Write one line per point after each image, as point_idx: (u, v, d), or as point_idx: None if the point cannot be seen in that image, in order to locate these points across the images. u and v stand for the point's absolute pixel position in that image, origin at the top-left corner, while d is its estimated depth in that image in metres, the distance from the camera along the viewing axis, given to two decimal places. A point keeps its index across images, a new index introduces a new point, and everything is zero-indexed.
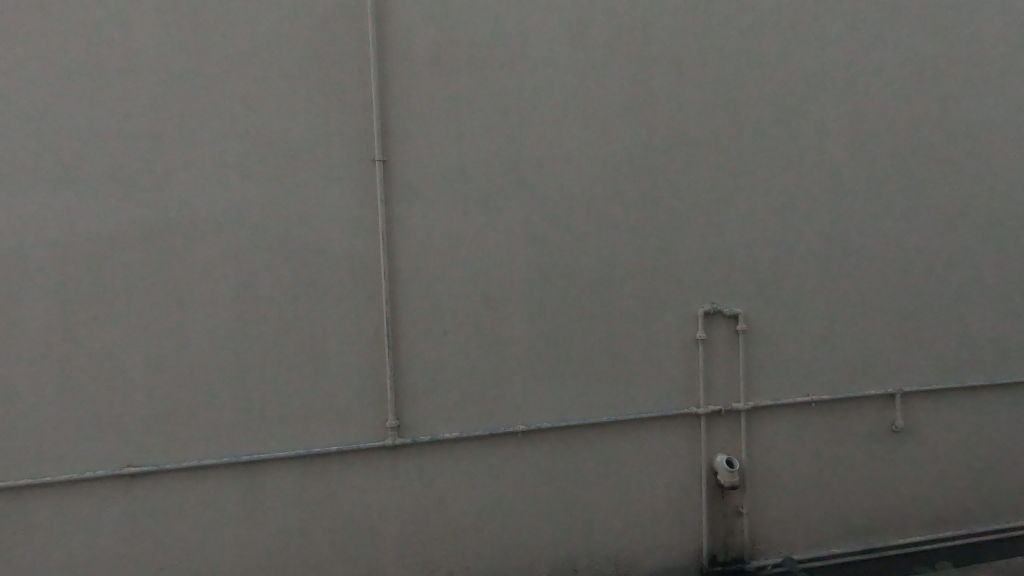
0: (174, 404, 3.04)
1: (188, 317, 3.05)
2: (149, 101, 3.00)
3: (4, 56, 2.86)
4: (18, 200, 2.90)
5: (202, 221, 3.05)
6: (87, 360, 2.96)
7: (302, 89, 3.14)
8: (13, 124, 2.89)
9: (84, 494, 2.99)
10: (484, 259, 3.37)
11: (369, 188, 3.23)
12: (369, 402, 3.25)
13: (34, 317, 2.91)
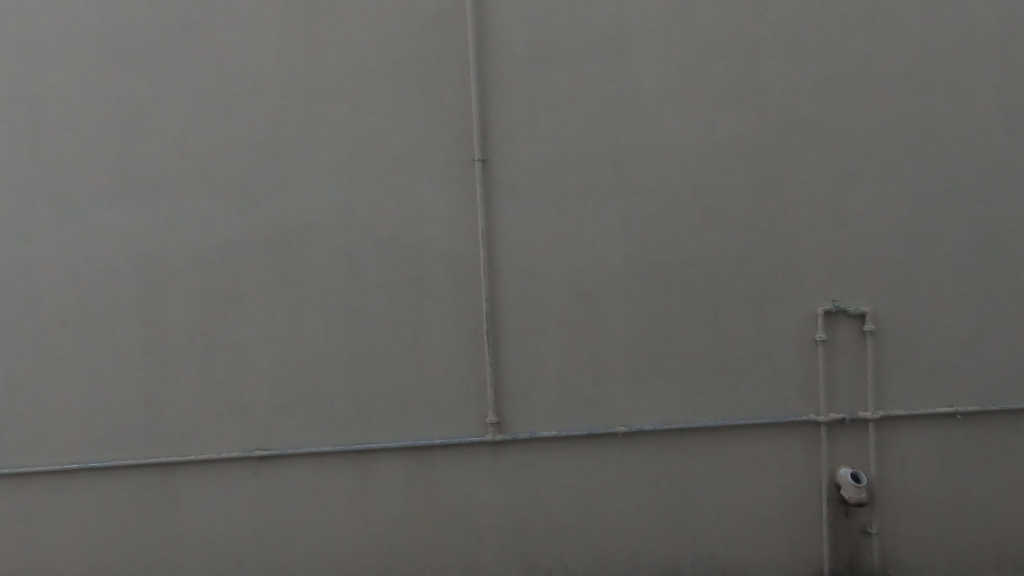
0: (294, 394, 3.27)
1: (306, 313, 3.26)
2: (271, 114, 3.23)
3: (154, 83, 3.23)
4: (166, 210, 3.24)
5: (318, 223, 3.25)
6: (223, 352, 3.26)
7: (406, 95, 3.24)
8: (161, 142, 3.24)
9: (221, 473, 3.30)
10: (584, 257, 3.30)
11: (469, 187, 3.27)
12: (470, 398, 3.30)
13: (179, 313, 3.26)
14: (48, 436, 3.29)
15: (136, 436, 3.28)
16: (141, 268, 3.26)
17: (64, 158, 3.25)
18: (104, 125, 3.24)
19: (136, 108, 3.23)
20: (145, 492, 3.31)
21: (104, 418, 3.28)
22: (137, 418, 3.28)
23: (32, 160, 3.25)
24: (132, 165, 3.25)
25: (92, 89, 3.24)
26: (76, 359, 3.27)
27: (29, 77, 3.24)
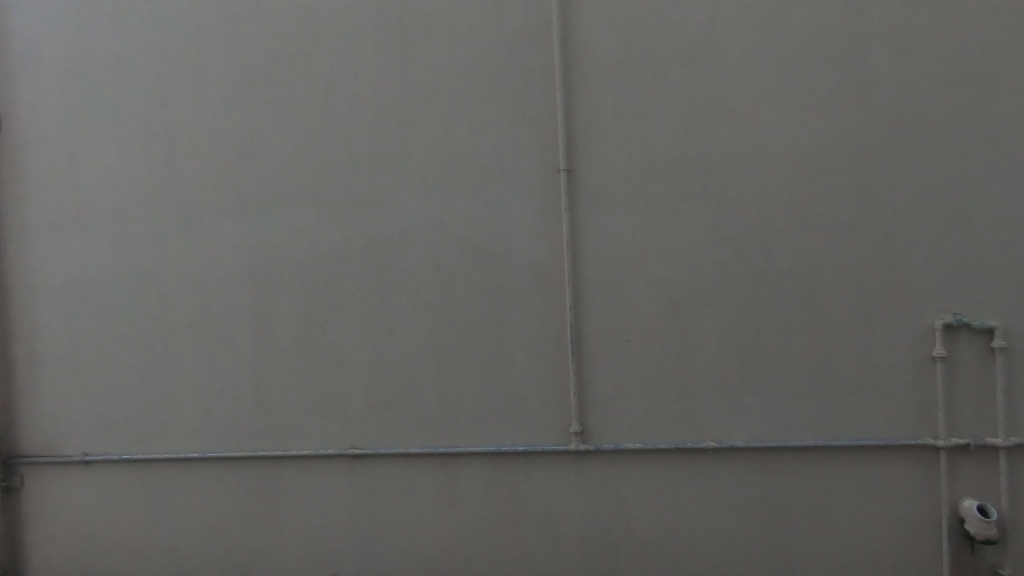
0: (386, 397, 3.43)
1: (398, 320, 3.41)
2: (369, 131, 3.43)
3: (265, 104, 3.49)
4: (273, 222, 3.49)
5: (410, 233, 3.40)
6: (322, 355, 3.47)
7: (493, 108, 3.34)
8: (270, 158, 3.49)
9: (319, 470, 3.48)
10: (671, 266, 3.22)
11: (554, 196, 3.30)
12: (554, 406, 3.31)
13: (285, 317, 3.49)
14: (169, 429, 3.58)
15: (244, 432, 3.52)
16: (250, 276, 3.51)
17: (186, 176, 3.55)
18: (221, 144, 3.53)
19: (250, 129, 3.50)
20: (251, 485, 3.53)
21: (217, 414, 3.54)
22: (245, 415, 3.52)
23: (160, 179, 3.57)
24: (245, 181, 3.51)
25: (212, 112, 3.53)
26: (195, 360, 3.55)
27: (160, 103, 3.57)
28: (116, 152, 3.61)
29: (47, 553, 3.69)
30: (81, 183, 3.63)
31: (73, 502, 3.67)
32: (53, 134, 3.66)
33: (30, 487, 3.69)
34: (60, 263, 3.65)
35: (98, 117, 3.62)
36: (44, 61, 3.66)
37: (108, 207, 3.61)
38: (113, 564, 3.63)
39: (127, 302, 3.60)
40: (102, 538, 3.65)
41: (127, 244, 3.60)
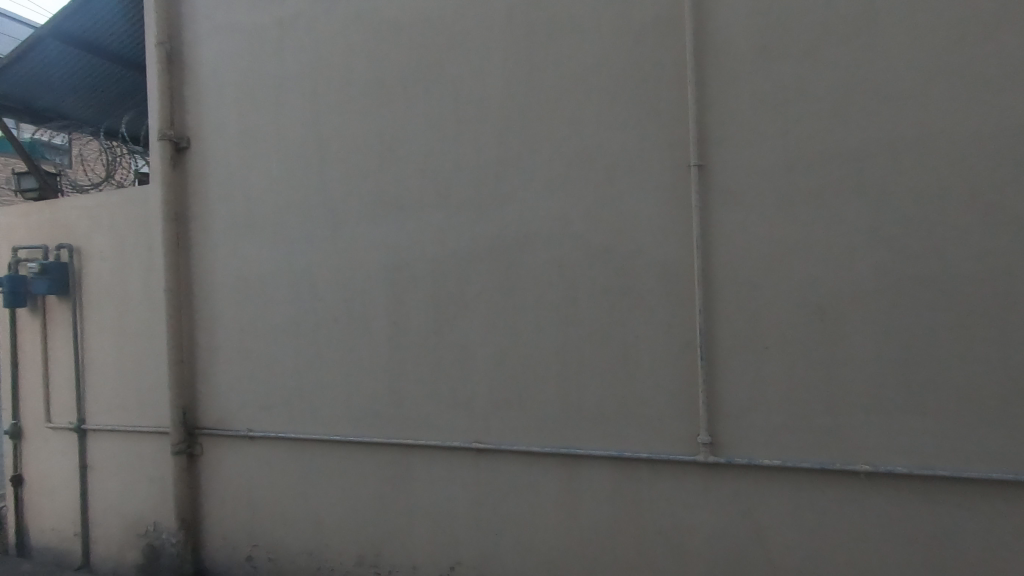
0: (509, 394, 3.50)
1: (521, 319, 3.47)
2: (496, 134, 3.52)
3: (401, 115, 3.73)
4: (406, 224, 3.71)
5: (533, 234, 3.44)
6: (449, 351, 3.62)
7: (621, 106, 3.27)
8: (405, 165, 3.72)
9: (445, 461, 3.64)
10: (818, 267, 2.92)
11: (684, 194, 3.15)
12: (681, 413, 3.16)
13: (416, 314, 3.70)
14: (316, 413, 3.96)
15: (380, 420, 3.79)
16: (386, 275, 3.76)
17: (333, 183, 3.90)
18: (362, 153, 3.83)
19: (389, 138, 3.76)
20: (384, 469, 3.79)
21: (356, 401, 3.85)
22: (380, 404, 3.79)
23: (313, 186, 3.95)
24: (384, 186, 3.77)
25: (357, 125, 3.84)
26: (339, 351, 3.89)
27: (313, 118, 3.96)
28: (278, 163, 4.06)
29: (220, 514, 4.25)
30: (250, 192, 4.14)
31: (240, 472, 4.19)
32: (230, 150, 4.22)
33: (208, 455, 4.28)
34: (233, 262, 4.19)
35: (265, 133, 4.11)
36: (224, 87, 4.23)
37: (270, 213, 4.08)
38: (270, 531, 4.10)
39: (284, 298, 4.03)
40: (262, 506, 4.13)
41: (285, 246, 4.03)
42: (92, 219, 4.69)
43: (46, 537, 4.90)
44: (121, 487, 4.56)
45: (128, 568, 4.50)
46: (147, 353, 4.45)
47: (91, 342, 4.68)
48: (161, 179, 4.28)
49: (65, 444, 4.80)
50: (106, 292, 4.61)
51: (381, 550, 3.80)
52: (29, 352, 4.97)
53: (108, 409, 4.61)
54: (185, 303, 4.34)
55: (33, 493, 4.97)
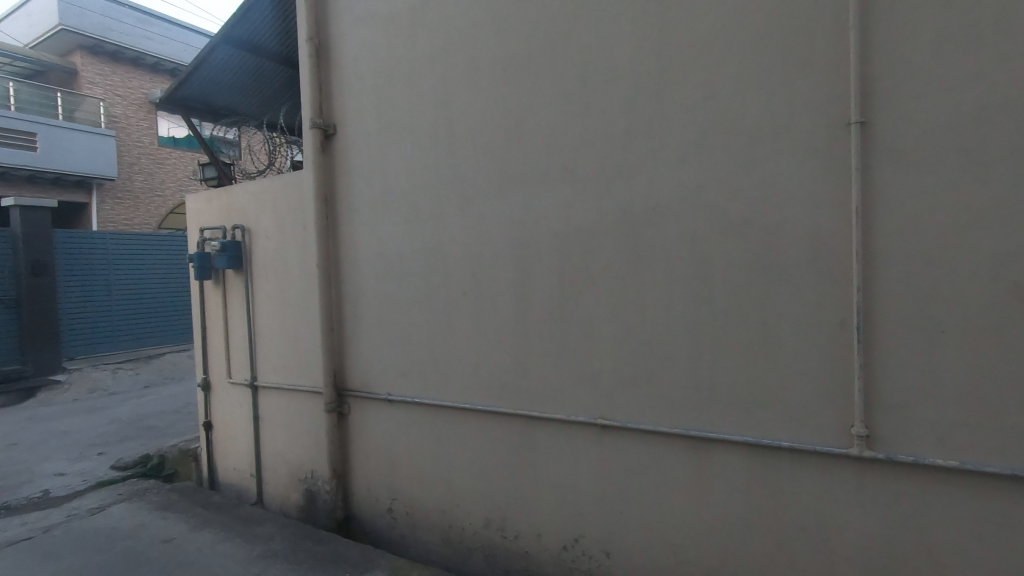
0: (636, 371, 3.41)
1: (649, 295, 3.34)
2: (623, 104, 3.38)
3: (527, 89, 3.72)
4: (532, 199, 3.74)
5: (663, 206, 3.27)
6: (574, 326, 3.61)
7: (765, 62, 2.96)
8: (531, 140, 3.73)
9: (569, 436, 3.67)
10: (1019, 238, 2.43)
11: (841, 156, 2.79)
12: (831, 401, 2.86)
13: (541, 289, 3.72)
14: (447, 381, 4.18)
15: (506, 391, 3.91)
16: (512, 249, 3.83)
17: (462, 161, 4.03)
18: (490, 130, 3.89)
19: (515, 113, 3.78)
20: (510, 439, 3.91)
21: (484, 372, 4.00)
22: (507, 376, 3.90)
23: (444, 166, 4.11)
24: (511, 163, 3.82)
25: (485, 102, 3.90)
26: (468, 324, 4.05)
27: (443, 99, 4.10)
28: (412, 145, 4.28)
29: (365, 469, 4.70)
30: (388, 173, 4.42)
31: (381, 431, 4.58)
32: (369, 134, 4.52)
33: (354, 415, 4.73)
34: (374, 240, 4.52)
35: (400, 117, 4.34)
36: (364, 74, 4.52)
37: (405, 192, 4.33)
38: (407, 487, 4.45)
39: (418, 273, 4.28)
40: (401, 464, 4.48)
41: (419, 224, 4.26)
42: (259, 202, 5.32)
43: (230, 475, 5.77)
44: (286, 438, 5.22)
45: (293, 507, 5.16)
46: (305, 320, 5.00)
47: (260, 310, 5.35)
48: (313, 164, 4.71)
49: (242, 398, 5.58)
50: (271, 266, 5.23)
51: (507, 515, 3.95)
52: (215, 318, 5.82)
53: (275, 369, 5.26)
54: (334, 277, 4.78)
55: (220, 437, 5.86)
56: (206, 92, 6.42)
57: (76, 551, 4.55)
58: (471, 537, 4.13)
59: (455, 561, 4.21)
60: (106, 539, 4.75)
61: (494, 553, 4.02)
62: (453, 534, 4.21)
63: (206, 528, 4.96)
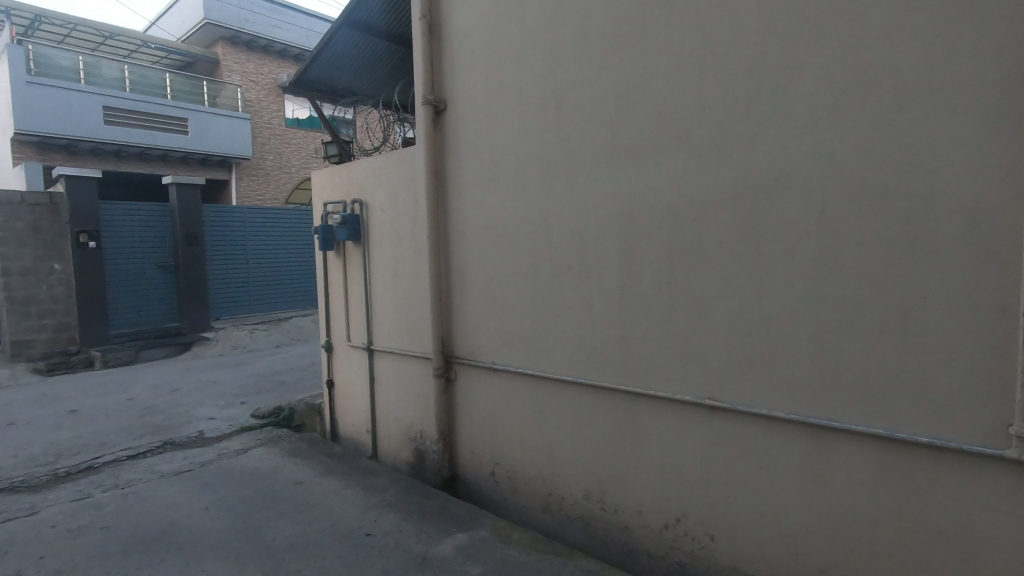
0: (750, 352, 3.23)
1: (769, 272, 3.13)
2: (748, 65, 3.14)
3: (642, 55, 3.57)
4: (643, 171, 3.61)
5: (789, 175, 3.02)
6: (684, 303, 3.48)
7: (922, 9, 2.60)
8: (644, 108, 3.58)
9: (674, 415, 3.58)
10: None
11: (1016, 115, 2.41)
12: (984, 396, 2.54)
13: (650, 263, 3.62)
14: (551, 353, 4.23)
15: (610, 366, 3.88)
16: (620, 223, 3.74)
17: (571, 132, 3.97)
18: (600, 99, 3.80)
19: (627, 82, 3.65)
20: (613, 413, 3.89)
21: (588, 346, 4.00)
22: (611, 351, 3.86)
23: (551, 139, 4.09)
24: (621, 133, 3.71)
25: (595, 71, 3.81)
26: (573, 297, 4.05)
27: (553, 69, 4.05)
28: (520, 119, 4.29)
29: (469, 433, 4.92)
30: (496, 147, 4.48)
31: (485, 398, 4.76)
32: (479, 108, 4.59)
33: (460, 381, 4.95)
34: (481, 213, 4.63)
35: (508, 91, 4.36)
36: (474, 49, 4.58)
37: (513, 166, 4.37)
38: (509, 453, 4.60)
39: (524, 245, 4.33)
40: (503, 431, 4.64)
41: (526, 197, 4.29)
42: (375, 177, 5.63)
43: (349, 429, 6.31)
44: (398, 399, 5.59)
45: (404, 464, 5.55)
46: (416, 290, 5.27)
47: (376, 280, 5.71)
48: (425, 140, 4.88)
49: (360, 360, 6.04)
50: (386, 238, 5.55)
51: (607, 488, 3.97)
52: (336, 286, 6.30)
53: (389, 334, 5.63)
54: (443, 248, 4.97)
55: (340, 395, 6.41)
56: (328, 75, 6.86)
57: (226, 485, 5.23)
58: (570, 506, 4.21)
59: (554, 527, 4.31)
60: (249, 477, 5.41)
61: (593, 524, 4.07)
62: (553, 502, 4.31)
63: (330, 475, 5.49)
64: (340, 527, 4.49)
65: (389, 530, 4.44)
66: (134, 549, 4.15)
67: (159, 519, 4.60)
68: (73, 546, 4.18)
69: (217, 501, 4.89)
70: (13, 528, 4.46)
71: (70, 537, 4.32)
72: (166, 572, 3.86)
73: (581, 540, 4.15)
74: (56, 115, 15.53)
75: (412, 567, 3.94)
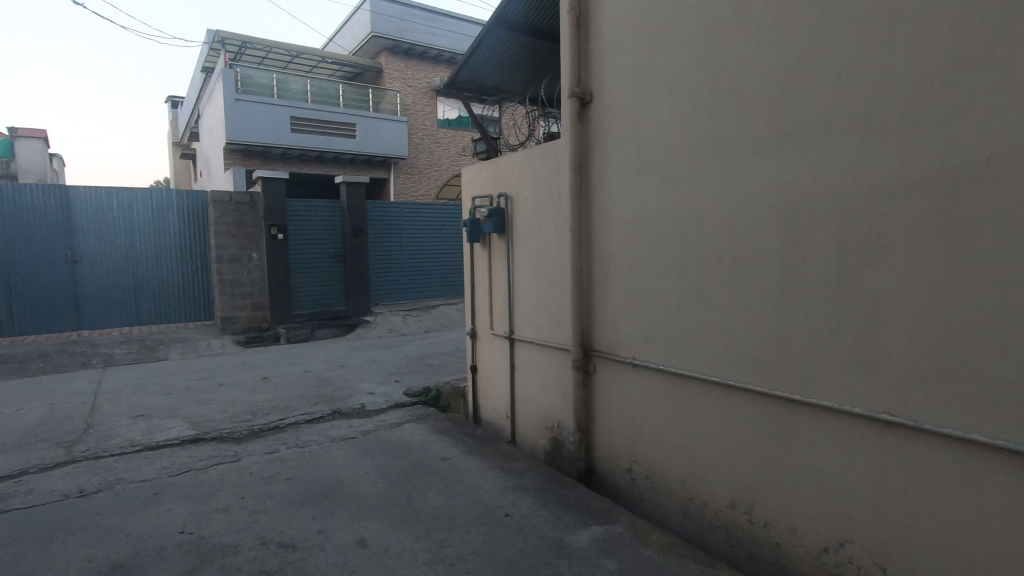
0: (942, 363, 2.79)
1: (973, 271, 2.66)
2: (950, 29, 2.69)
3: (815, 27, 3.22)
4: (812, 156, 3.27)
5: (1005, 155, 2.53)
6: (856, 303, 3.10)
7: None
8: (815, 86, 3.23)
9: (840, 427, 3.22)
10: None
11: None
12: None
13: (816, 258, 3.27)
14: (696, 351, 4.03)
15: (764, 369, 3.58)
16: (782, 214, 3.43)
17: (727, 117, 3.73)
18: (763, 79, 3.51)
19: (794, 58, 3.33)
20: (766, 420, 3.60)
21: (739, 346, 3.73)
22: (767, 353, 3.56)
23: (704, 124, 3.88)
24: (784, 115, 3.40)
25: (757, 49, 3.53)
26: (724, 294, 3.81)
27: (709, 51, 3.83)
28: (670, 106, 4.13)
29: (607, 427, 4.88)
30: (643, 138, 4.37)
31: (624, 393, 4.68)
32: (626, 98, 4.50)
33: (599, 374, 4.92)
34: (626, 205, 4.55)
35: (658, 78, 4.21)
36: (623, 38, 4.50)
37: (661, 156, 4.23)
38: (648, 451, 4.49)
39: (670, 238, 4.18)
40: (642, 428, 4.53)
41: (674, 187, 4.13)
42: (520, 171, 5.80)
43: (489, 414, 6.61)
44: (537, 388, 5.73)
45: (540, 452, 5.68)
46: (557, 282, 5.35)
47: (519, 271, 5.89)
48: (569, 132, 4.88)
49: (502, 348, 6.29)
50: (529, 231, 5.70)
51: (756, 499, 3.69)
52: (481, 277, 6.62)
53: (529, 324, 5.78)
54: (585, 240, 4.97)
55: (483, 380, 6.73)
56: (479, 75, 7.17)
57: (384, 453, 5.79)
58: (713, 513, 3.99)
59: (694, 534, 4.13)
60: (403, 449, 5.92)
61: (739, 536, 3.82)
62: (694, 507, 4.12)
63: (472, 455, 5.81)
64: (482, 504, 4.73)
65: (526, 513, 4.58)
66: (311, 501, 4.76)
67: (330, 476, 5.24)
68: (266, 491, 4.93)
69: (376, 467, 5.43)
70: (223, 471, 5.38)
71: (263, 483, 5.10)
72: (336, 523, 4.39)
73: (725, 551, 3.91)
74: (256, 126, 18.26)
75: (548, 553, 4.03)
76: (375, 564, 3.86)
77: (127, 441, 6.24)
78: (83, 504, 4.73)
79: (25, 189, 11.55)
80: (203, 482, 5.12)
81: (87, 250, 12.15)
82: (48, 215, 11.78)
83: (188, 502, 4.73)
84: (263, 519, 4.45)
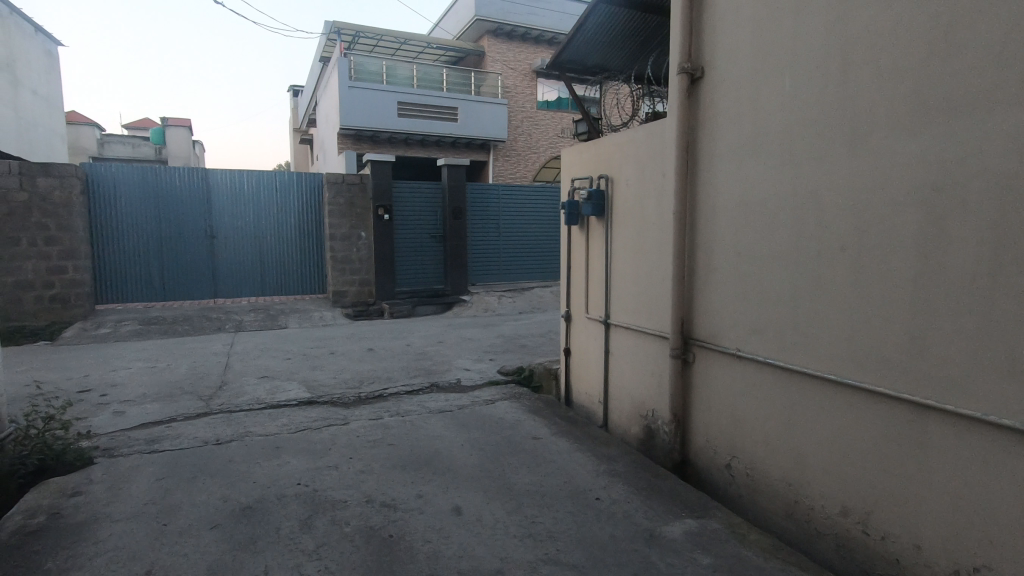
0: None
1: None
2: None
3: None
4: (964, 131, 2.87)
5: None
6: (1012, 300, 2.72)
7: None
8: (974, 51, 2.83)
9: (982, 439, 2.85)
10: None
11: None
12: None
13: (964, 249, 2.90)
14: (810, 345, 3.74)
15: (890, 369, 3.26)
16: (922, 197, 3.07)
17: (860, 89, 3.37)
18: (907, 45, 3.12)
19: (946, 21, 2.94)
20: (889, 425, 3.28)
21: (861, 342, 3.42)
22: (895, 351, 3.23)
23: (832, 98, 3.54)
24: (930, 86, 3.01)
25: (900, 12, 3.15)
26: (847, 285, 3.49)
27: (842, 16, 3.47)
28: (793, 79, 3.81)
29: (706, 419, 4.69)
30: (760, 115, 4.07)
31: (726, 385, 4.47)
32: (742, 72, 4.21)
33: (699, 363, 4.73)
34: (737, 188, 4.29)
35: (781, 49, 3.89)
36: (742, 7, 4.20)
37: (779, 134, 3.93)
38: (750, 448, 4.27)
39: (786, 222, 3.89)
40: (744, 423, 4.31)
41: (793, 167, 3.83)
42: (623, 152, 5.64)
43: (582, 397, 6.61)
44: (631, 374, 5.62)
45: (633, 439, 5.60)
46: (657, 267, 5.18)
47: (618, 255, 5.78)
48: (677, 110, 4.66)
49: (596, 332, 6.24)
50: (630, 214, 5.55)
51: (873, 510, 3.40)
52: (578, 260, 6.57)
53: (627, 310, 5.67)
54: (689, 224, 4.76)
55: (576, 363, 6.73)
56: (583, 53, 7.03)
57: (478, 428, 5.99)
58: (821, 519, 3.73)
59: (799, 538, 3.89)
60: (496, 425, 6.09)
61: (850, 546, 3.55)
62: (800, 510, 3.88)
63: (563, 436, 5.85)
64: (573, 486, 4.76)
65: (617, 499, 4.55)
66: (411, 466, 5.05)
67: (428, 445, 5.52)
68: (371, 454, 5.30)
69: (471, 441, 5.64)
70: (334, 432, 5.85)
71: (369, 446, 5.48)
72: (433, 490, 4.63)
73: (833, 560, 3.65)
74: (367, 111, 19.28)
75: (639, 540, 3.98)
76: (468, 532, 4.04)
77: (254, 398, 6.97)
78: (220, 450, 5.36)
79: (173, 171, 13.07)
80: (317, 441, 5.61)
81: (222, 226, 13.57)
82: (192, 196, 13.28)
83: (305, 458, 5.21)
84: (368, 479, 4.79)
